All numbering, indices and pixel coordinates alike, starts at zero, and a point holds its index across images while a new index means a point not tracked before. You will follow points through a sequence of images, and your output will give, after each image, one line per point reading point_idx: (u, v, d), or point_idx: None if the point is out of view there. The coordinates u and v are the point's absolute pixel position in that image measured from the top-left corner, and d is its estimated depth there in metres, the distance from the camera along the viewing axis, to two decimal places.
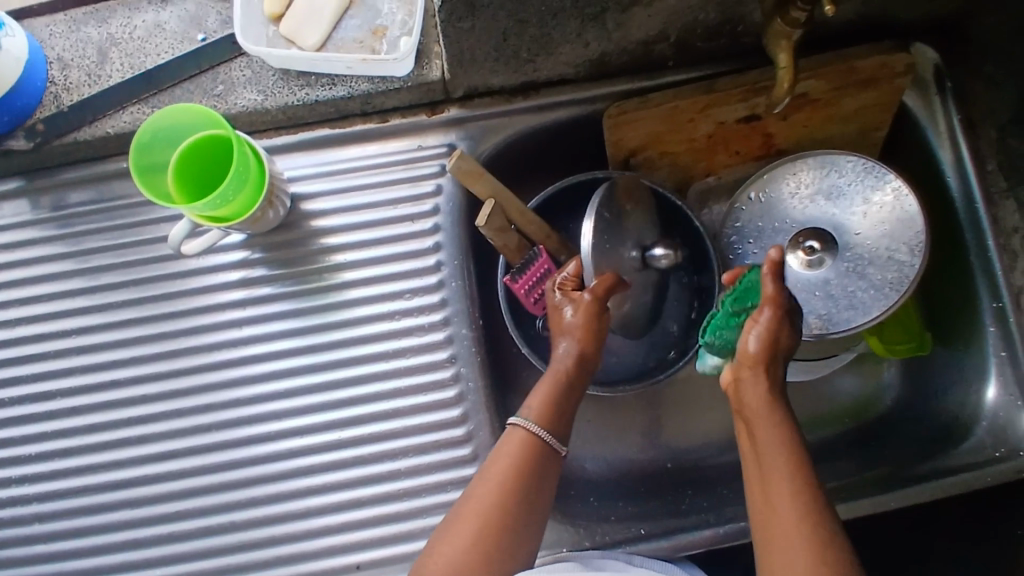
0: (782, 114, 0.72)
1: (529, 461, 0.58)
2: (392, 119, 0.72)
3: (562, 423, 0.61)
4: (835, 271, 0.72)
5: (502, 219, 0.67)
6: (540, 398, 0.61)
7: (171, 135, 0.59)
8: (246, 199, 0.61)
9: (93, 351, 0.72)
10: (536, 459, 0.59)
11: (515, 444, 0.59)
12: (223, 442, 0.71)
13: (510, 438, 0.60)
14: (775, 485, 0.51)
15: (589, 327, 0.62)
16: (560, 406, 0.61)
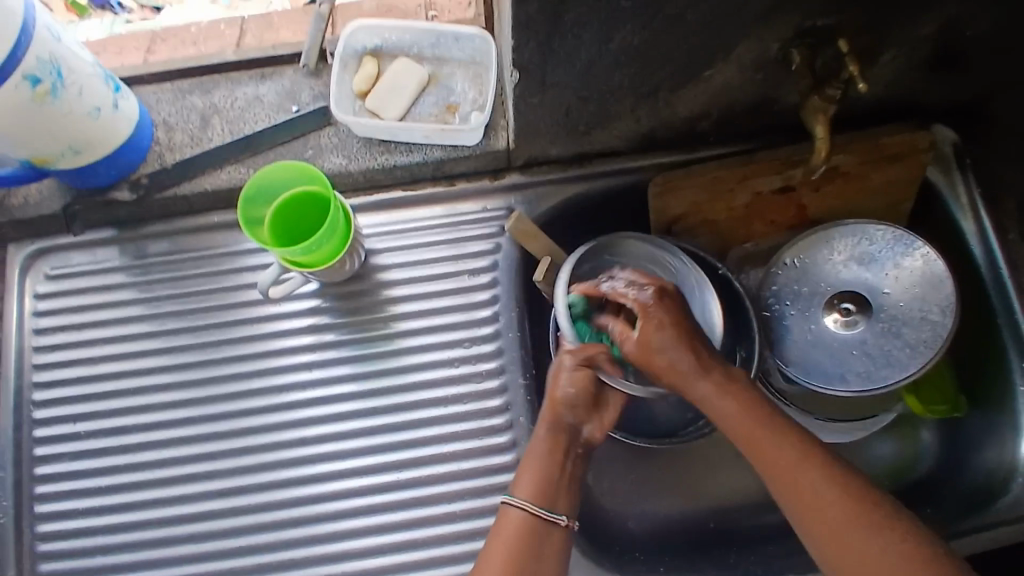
0: (814, 186, 0.79)
1: (525, 544, 0.62)
2: (457, 183, 0.79)
3: (559, 496, 0.64)
4: (872, 331, 0.76)
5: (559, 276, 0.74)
6: (530, 479, 0.64)
7: (271, 188, 0.66)
8: (333, 248, 0.66)
9: (168, 390, 0.77)
10: (532, 540, 0.62)
11: (514, 525, 0.63)
12: (286, 480, 0.74)
13: (507, 522, 0.63)
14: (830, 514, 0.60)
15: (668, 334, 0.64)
16: (557, 488, 0.64)
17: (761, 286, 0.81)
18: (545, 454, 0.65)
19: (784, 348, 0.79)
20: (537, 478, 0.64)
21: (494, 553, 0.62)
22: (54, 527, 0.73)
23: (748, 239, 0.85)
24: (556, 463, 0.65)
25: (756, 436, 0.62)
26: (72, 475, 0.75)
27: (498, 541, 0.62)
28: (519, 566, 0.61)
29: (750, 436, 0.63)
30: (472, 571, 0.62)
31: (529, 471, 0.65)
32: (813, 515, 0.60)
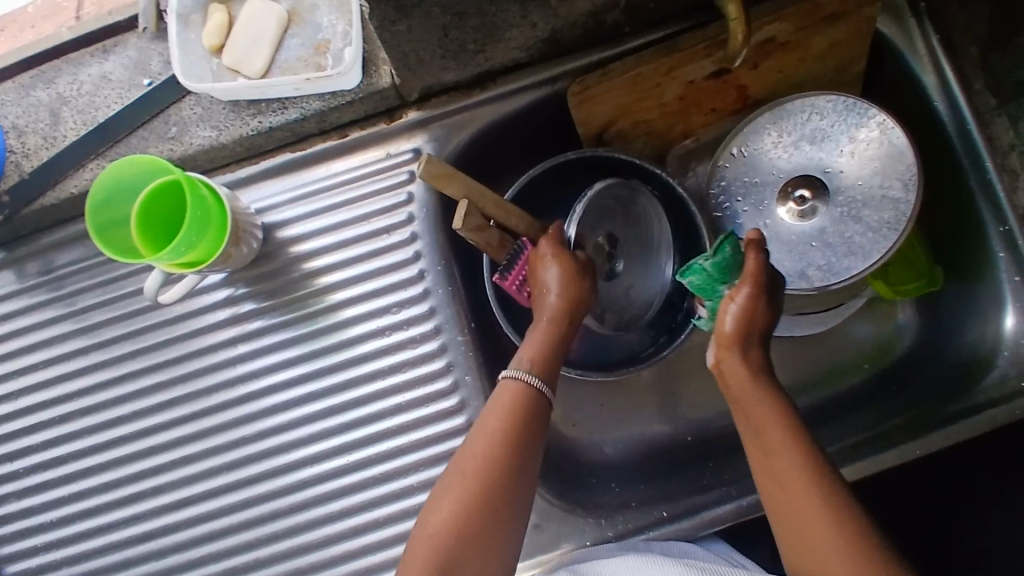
0: (750, 64, 0.70)
1: (518, 422, 0.57)
2: (349, 133, 0.70)
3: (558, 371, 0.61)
4: (829, 218, 0.69)
5: (480, 217, 0.63)
6: (534, 346, 0.60)
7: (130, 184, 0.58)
8: (211, 245, 0.60)
9: (97, 410, 0.72)
10: (528, 412, 0.58)
11: (510, 394, 0.58)
12: (235, 482, 0.70)
13: (504, 387, 0.59)
14: (802, 500, 0.51)
15: (733, 333, 0.57)
16: (515, 439, 0.56)
17: (708, 184, 0.74)
18: (511, 387, 0.59)
19: None
20: (490, 423, 0.57)
21: (475, 441, 0.57)
22: (17, 567, 0.72)
23: (688, 136, 0.77)
24: (515, 395, 0.58)
25: (764, 422, 0.54)
26: (23, 513, 0.72)
27: (450, 484, 0.56)
28: (509, 451, 0.56)
29: (756, 420, 0.55)
30: (442, 479, 0.57)
31: (486, 416, 0.58)
32: (778, 498, 0.53)
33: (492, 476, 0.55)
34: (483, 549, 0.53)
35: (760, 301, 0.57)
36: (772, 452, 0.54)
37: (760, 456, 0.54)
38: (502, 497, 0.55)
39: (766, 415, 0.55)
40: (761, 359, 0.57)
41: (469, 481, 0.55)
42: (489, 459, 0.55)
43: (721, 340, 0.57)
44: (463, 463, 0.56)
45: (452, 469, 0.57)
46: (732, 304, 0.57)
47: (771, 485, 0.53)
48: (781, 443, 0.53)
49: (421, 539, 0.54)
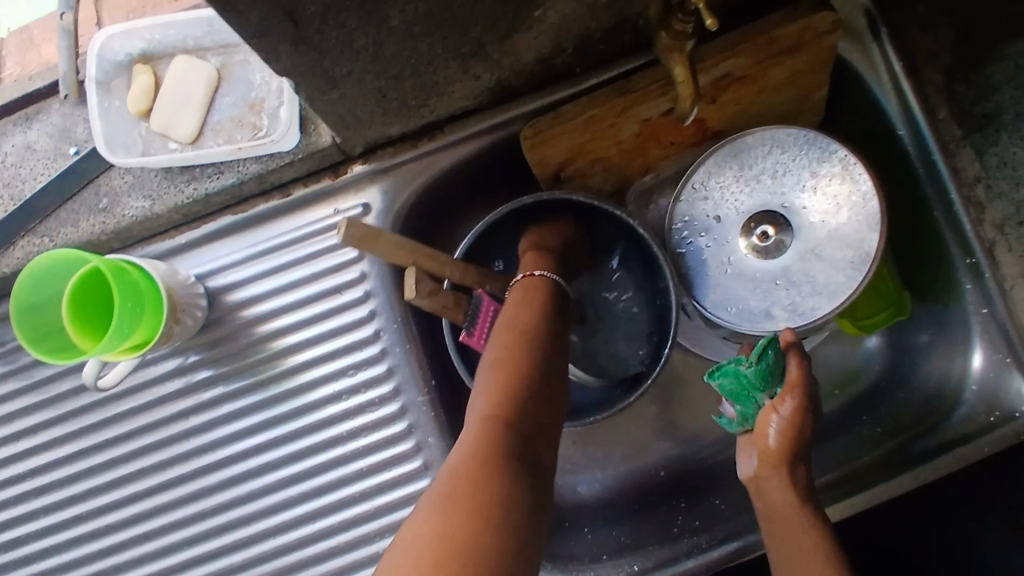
0: (706, 99, 0.67)
1: (541, 298, 0.58)
2: (293, 191, 0.66)
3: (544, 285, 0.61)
4: (793, 256, 0.68)
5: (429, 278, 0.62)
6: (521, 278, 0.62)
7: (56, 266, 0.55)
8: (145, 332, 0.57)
9: (50, 489, 0.70)
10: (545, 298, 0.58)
11: (531, 289, 0.59)
12: (198, 556, 0.68)
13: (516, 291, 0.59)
14: None
15: (783, 451, 0.63)
16: (529, 356, 0.52)
17: (669, 219, 0.72)
18: (507, 330, 0.54)
19: (702, 289, 0.71)
20: (496, 353, 0.53)
21: (511, 328, 0.54)
22: None
23: (648, 170, 0.74)
24: (516, 330, 0.54)
25: (785, 525, 0.61)
26: None
27: (484, 407, 0.48)
28: (542, 330, 0.54)
29: (780, 525, 0.61)
30: (485, 394, 0.48)
31: (489, 355, 0.53)
32: None
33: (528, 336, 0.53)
34: (523, 440, 0.46)
35: (802, 409, 0.63)
36: (795, 544, 0.60)
37: (782, 546, 0.61)
38: (534, 397, 0.49)
39: (789, 517, 0.61)
40: (804, 478, 0.63)
41: (494, 390, 0.49)
42: (509, 369, 0.50)
43: (772, 452, 0.63)
44: (508, 350, 0.52)
45: (494, 371, 0.50)
46: (776, 416, 0.63)
47: (791, 570, 0.60)
48: (807, 542, 0.60)
49: (453, 468, 0.43)
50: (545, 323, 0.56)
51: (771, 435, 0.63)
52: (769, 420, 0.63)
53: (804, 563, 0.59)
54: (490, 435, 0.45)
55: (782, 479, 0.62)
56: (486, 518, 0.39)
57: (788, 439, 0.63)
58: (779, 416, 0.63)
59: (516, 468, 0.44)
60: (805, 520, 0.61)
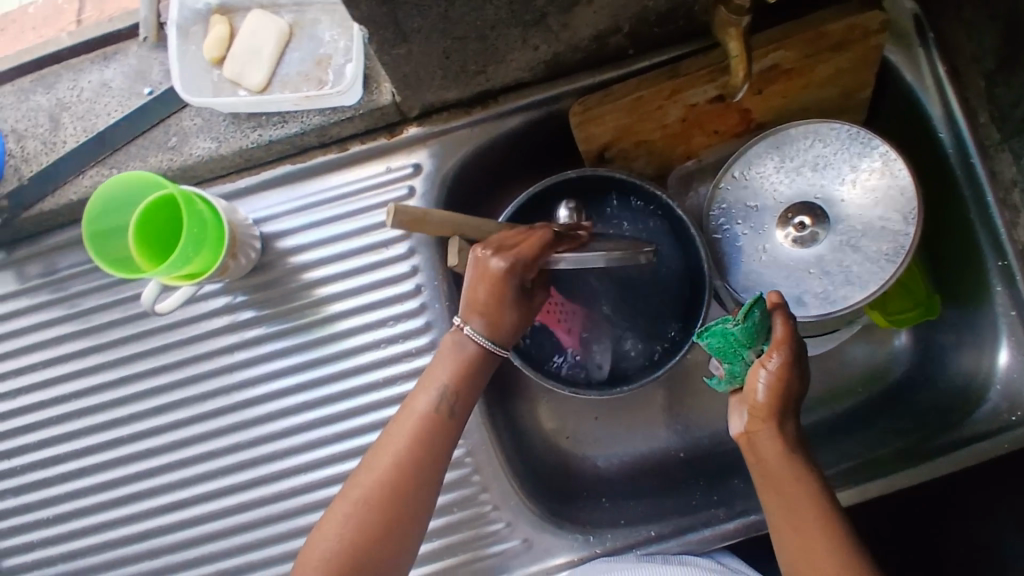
0: (753, 89, 0.70)
1: (468, 373, 0.59)
2: (350, 146, 0.70)
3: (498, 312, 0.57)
4: (828, 246, 0.69)
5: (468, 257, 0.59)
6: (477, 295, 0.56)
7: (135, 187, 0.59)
8: (199, 266, 0.60)
9: (96, 412, 0.73)
10: (471, 361, 0.59)
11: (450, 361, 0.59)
12: (229, 487, 0.71)
13: (445, 352, 0.59)
14: (812, 538, 0.60)
15: (772, 405, 0.61)
16: (433, 438, 0.58)
17: (708, 206, 0.74)
18: (427, 396, 0.59)
19: (735, 276, 0.73)
20: (409, 426, 0.58)
21: (413, 404, 0.59)
22: (20, 559, 0.74)
23: (690, 156, 0.76)
24: (421, 424, 0.58)
25: (779, 475, 0.61)
26: (24, 509, 0.74)
27: (360, 490, 0.57)
28: (457, 397, 0.59)
29: (771, 478, 0.61)
30: (364, 464, 0.59)
31: (404, 419, 0.59)
32: (794, 534, 0.60)
33: (422, 421, 0.58)
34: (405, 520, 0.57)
35: (793, 351, 0.61)
36: (790, 499, 0.61)
37: (780, 502, 0.61)
38: (420, 475, 0.57)
39: (783, 468, 0.60)
40: (792, 427, 0.62)
41: (391, 477, 0.57)
42: (413, 456, 0.57)
43: (767, 402, 0.61)
44: (388, 440, 0.58)
45: (373, 456, 0.58)
46: (768, 366, 0.61)
47: (790, 531, 0.61)
48: (803, 497, 0.61)
49: (344, 527, 0.56)
50: (461, 381, 0.59)
51: (760, 386, 0.61)
52: (757, 375, 0.61)
53: (803, 519, 0.60)
54: (362, 527, 0.55)
55: (772, 430, 0.61)
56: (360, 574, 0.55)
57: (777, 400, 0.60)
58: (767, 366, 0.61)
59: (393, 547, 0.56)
60: (796, 468, 0.61)
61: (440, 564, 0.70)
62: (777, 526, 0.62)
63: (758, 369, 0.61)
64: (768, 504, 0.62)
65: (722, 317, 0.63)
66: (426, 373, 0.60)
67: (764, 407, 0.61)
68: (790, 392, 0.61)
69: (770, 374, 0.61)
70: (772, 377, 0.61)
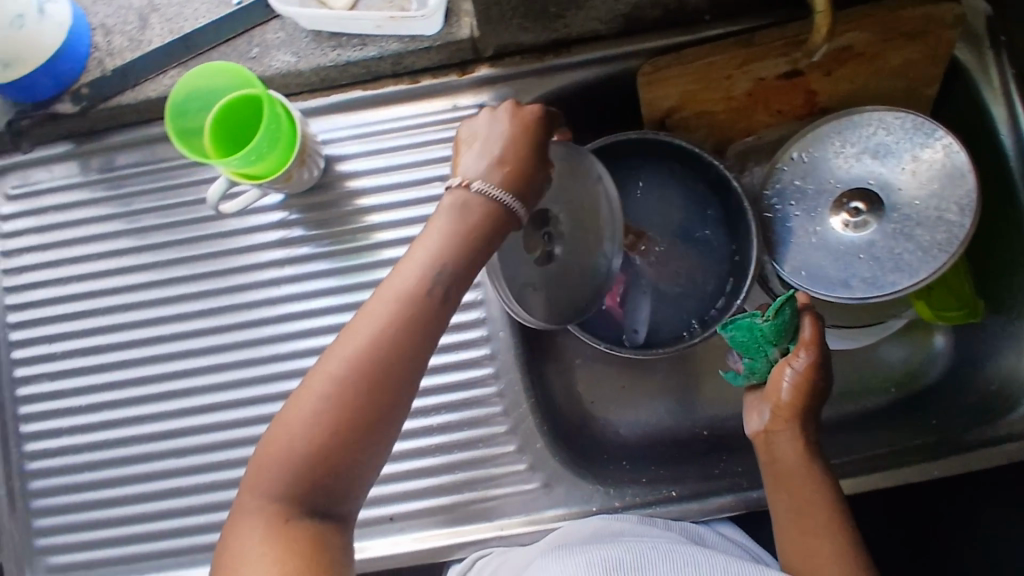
0: (822, 70, 0.70)
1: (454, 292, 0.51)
2: (421, 79, 0.72)
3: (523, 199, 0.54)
4: (881, 232, 0.70)
5: None
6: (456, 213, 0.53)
7: (218, 79, 0.60)
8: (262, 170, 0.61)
9: (139, 308, 0.73)
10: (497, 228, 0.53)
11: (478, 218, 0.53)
12: (258, 397, 0.71)
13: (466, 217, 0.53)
14: (817, 539, 0.58)
15: (796, 404, 0.62)
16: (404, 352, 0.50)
17: (762, 184, 0.75)
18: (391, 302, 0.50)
19: (784, 255, 0.73)
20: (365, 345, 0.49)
21: (393, 281, 0.51)
22: (40, 444, 0.73)
23: (749, 134, 0.77)
24: (394, 353, 0.49)
25: (791, 473, 0.61)
26: (52, 394, 0.73)
27: (331, 358, 0.49)
28: (431, 327, 0.50)
29: (784, 475, 0.61)
30: (353, 318, 0.51)
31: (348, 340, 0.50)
32: (800, 532, 0.59)
33: (396, 330, 0.50)
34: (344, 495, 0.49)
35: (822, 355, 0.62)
36: (799, 502, 0.60)
37: (789, 500, 0.61)
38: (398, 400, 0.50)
39: (795, 466, 0.61)
40: (814, 431, 0.62)
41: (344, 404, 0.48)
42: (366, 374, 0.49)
43: (789, 400, 0.62)
44: (358, 321, 0.50)
45: (335, 346, 0.50)
46: (796, 362, 0.62)
47: (794, 530, 0.60)
48: (814, 501, 0.60)
49: (320, 410, 0.48)
50: (425, 298, 0.51)
51: (785, 383, 0.63)
52: (784, 371, 0.63)
53: (811, 519, 0.59)
54: (323, 448, 0.48)
55: (791, 431, 0.62)
56: (297, 492, 0.48)
57: (800, 398, 0.62)
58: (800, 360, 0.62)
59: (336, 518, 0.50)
60: (810, 468, 0.61)
61: (460, 499, 0.69)
62: (784, 530, 0.61)
63: (786, 365, 0.63)
64: (778, 509, 0.61)
65: (750, 312, 0.63)
66: (416, 255, 0.52)
67: (786, 406, 0.62)
68: (817, 393, 0.63)
69: (796, 371, 0.62)
70: (798, 375, 0.62)
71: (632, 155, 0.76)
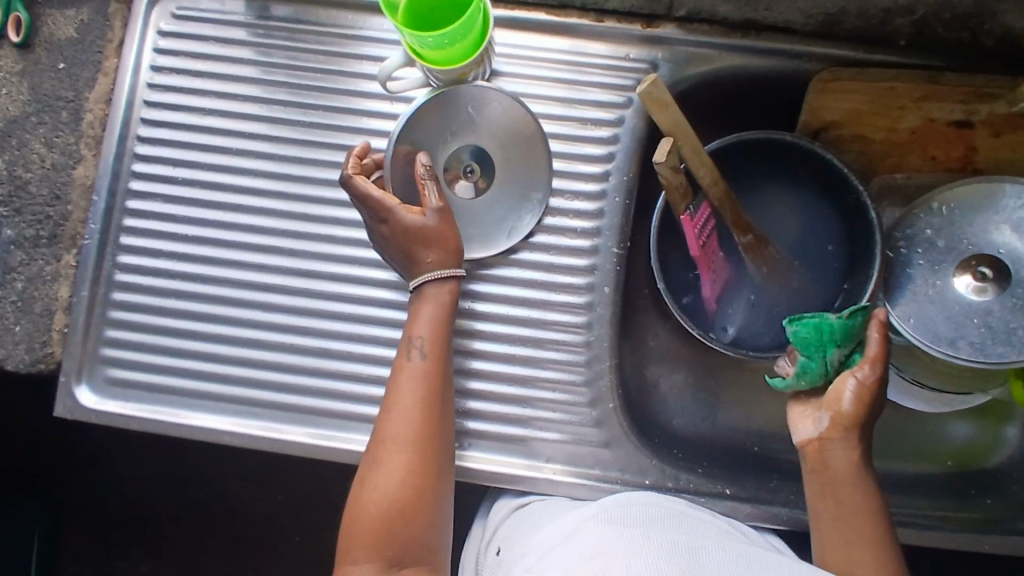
0: (993, 130, 0.70)
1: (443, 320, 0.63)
2: (605, 21, 0.71)
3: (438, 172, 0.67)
4: (1001, 303, 0.69)
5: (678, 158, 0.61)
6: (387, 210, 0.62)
7: None
8: (434, 58, 0.61)
9: (266, 159, 0.73)
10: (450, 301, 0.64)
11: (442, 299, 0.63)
12: (356, 277, 0.71)
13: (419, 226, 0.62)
14: (859, 550, 0.58)
15: (856, 415, 0.60)
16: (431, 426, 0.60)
17: (893, 225, 0.74)
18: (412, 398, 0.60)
19: (897, 297, 0.73)
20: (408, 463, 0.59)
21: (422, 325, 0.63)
22: (136, 260, 0.73)
23: (897, 171, 0.75)
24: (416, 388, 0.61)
25: (840, 481, 0.60)
26: (162, 217, 0.74)
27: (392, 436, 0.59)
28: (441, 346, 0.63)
29: (831, 482, 0.61)
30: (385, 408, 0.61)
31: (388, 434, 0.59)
32: (842, 542, 0.59)
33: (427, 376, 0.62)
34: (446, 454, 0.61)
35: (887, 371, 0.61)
36: (846, 511, 0.59)
37: (836, 508, 0.60)
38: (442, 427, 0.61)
39: (846, 474, 0.60)
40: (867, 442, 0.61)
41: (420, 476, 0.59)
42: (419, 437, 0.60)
43: (847, 411, 0.60)
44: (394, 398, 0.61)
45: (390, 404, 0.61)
46: (860, 376, 0.60)
47: (836, 538, 0.59)
48: (858, 508, 0.59)
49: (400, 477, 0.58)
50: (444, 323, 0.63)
51: (844, 395, 0.60)
52: (846, 382, 0.61)
53: (855, 529, 0.59)
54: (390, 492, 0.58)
55: (846, 441, 0.61)
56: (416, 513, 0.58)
57: (859, 410, 0.60)
58: (867, 373, 0.60)
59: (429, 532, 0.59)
60: (859, 478, 0.60)
61: (523, 433, 0.68)
62: (824, 537, 0.60)
63: (849, 377, 0.60)
64: (821, 518, 0.61)
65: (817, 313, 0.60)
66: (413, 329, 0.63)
67: (844, 417, 0.60)
68: (877, 406, 0.61)
69: (858, 384, 0.60)
70: (862, 387, 0.60)
71: (779, 163, 0.76)
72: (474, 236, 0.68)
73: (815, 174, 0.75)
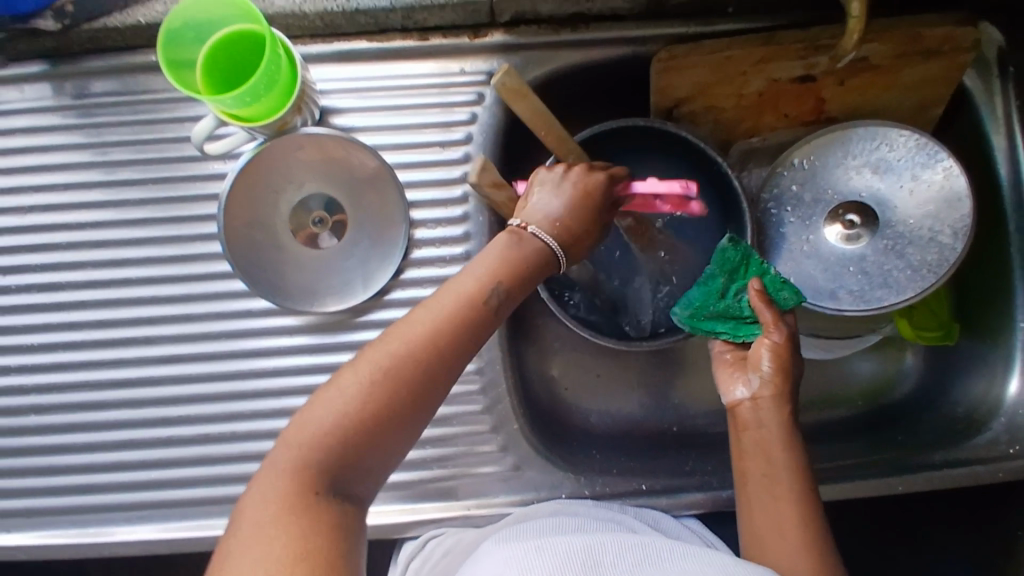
0: (838, 78, 0.70)
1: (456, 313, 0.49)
2: (431, 38, 0.68)
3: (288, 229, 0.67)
4: (873, 248, 0.70)
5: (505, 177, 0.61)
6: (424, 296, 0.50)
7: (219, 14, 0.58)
8: (254, 114, 0.59)
9: (105, 247, 0.68)
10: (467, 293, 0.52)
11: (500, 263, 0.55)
12: (224, 352, 0.67)
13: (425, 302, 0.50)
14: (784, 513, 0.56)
15: (778, 372, 0.61)
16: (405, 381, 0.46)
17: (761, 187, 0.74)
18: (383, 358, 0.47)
19: (777, 259, 0.73)
20: (351, 392, 0.45)
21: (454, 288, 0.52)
22: None
23: (755, 134, 0.75)
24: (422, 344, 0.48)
25: (768, 440, 0.59)
26: (6, 329, 0.68)
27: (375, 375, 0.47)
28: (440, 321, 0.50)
29: (762, 444, 0.59)
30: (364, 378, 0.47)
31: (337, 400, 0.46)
32: (767, 505, 0.57)
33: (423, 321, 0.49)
34: (385, 424, 0.46)
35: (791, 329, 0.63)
36: (771, 473, 0.58)
37: (761, 469, 0.59)
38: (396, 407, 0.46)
39: (774, 433, 0.59)
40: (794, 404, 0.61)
41: (367, 404, 0.45)
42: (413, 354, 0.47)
43: (771, 370, 0.61)
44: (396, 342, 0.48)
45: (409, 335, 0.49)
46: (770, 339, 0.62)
47: (760, 501, 0.58)
48: (785, 470, 0.58)
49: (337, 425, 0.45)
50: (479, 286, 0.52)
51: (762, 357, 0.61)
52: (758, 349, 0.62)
53: (778, 493, 0.57)
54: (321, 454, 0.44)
55: (775, 401, 0.60)
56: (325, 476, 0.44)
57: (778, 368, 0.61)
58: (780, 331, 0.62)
59: (350, 485, 0.45)
60: (787, 438, 0.59)
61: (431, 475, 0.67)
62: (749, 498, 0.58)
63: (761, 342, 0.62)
64: (748, 480, 0.59)
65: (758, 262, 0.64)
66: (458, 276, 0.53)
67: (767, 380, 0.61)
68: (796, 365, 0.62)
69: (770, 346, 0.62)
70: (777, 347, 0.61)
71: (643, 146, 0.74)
72: (329, 287, 0.67)
73: (682, 151, 0.73)
